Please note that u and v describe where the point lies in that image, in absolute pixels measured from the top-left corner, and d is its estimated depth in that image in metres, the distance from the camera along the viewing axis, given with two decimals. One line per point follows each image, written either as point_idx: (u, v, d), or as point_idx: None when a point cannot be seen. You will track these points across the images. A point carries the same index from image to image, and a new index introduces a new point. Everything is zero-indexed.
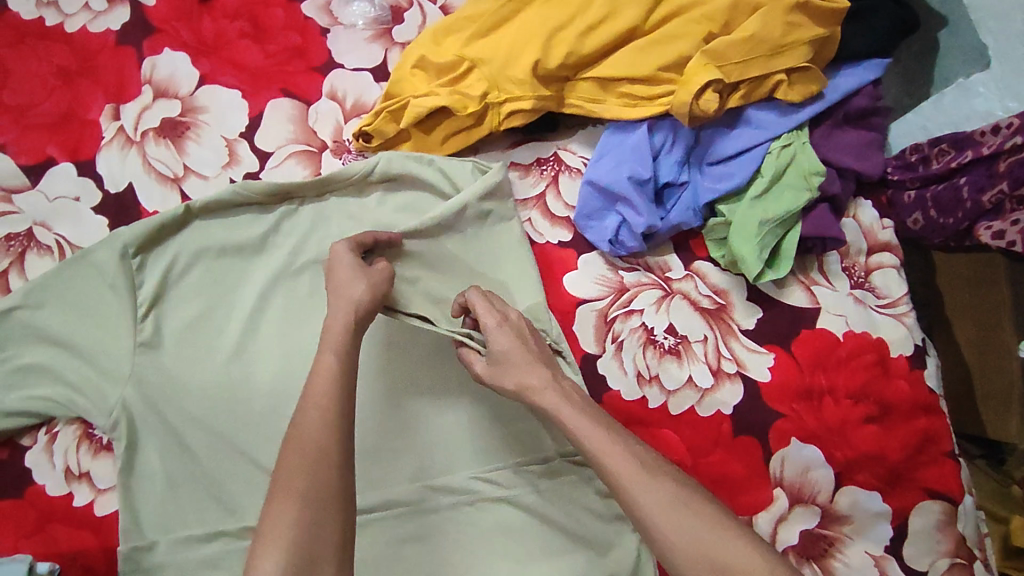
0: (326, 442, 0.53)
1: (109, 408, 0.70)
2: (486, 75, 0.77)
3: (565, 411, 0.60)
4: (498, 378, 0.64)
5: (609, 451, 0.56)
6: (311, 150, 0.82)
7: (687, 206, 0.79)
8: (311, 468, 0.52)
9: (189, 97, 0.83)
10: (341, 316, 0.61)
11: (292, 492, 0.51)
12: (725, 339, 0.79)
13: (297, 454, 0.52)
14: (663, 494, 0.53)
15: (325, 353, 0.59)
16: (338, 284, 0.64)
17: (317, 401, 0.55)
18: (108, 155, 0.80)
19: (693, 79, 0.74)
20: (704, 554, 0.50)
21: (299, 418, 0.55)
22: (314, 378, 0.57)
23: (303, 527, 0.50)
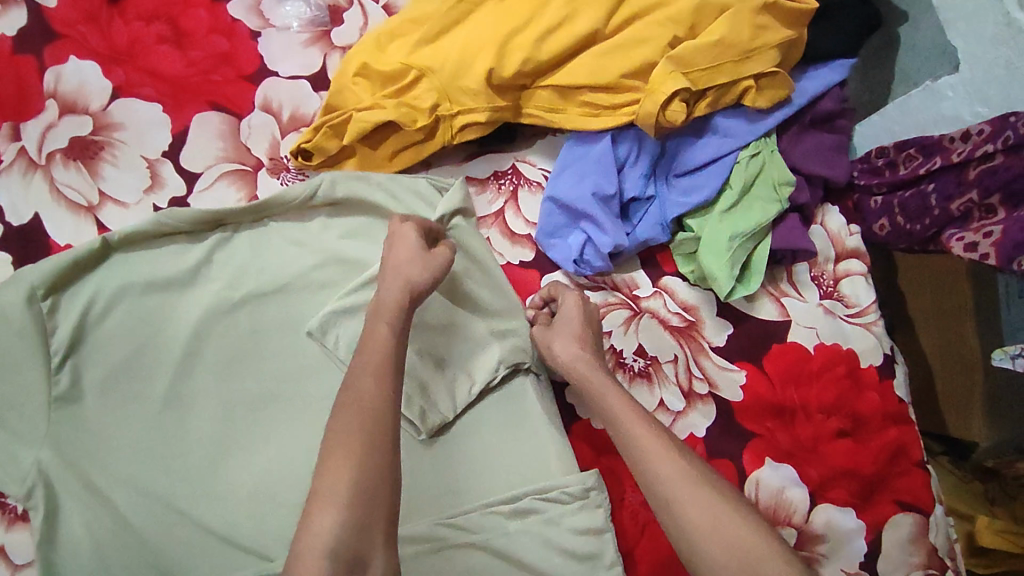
0: (382, 404, 0.51)
1: (24, 473, 0.62)
2: (436, 85, 0.70)
3: (609, 392, 0.63)
4: (553, 338, 0.69)
5: (643, 432, 0.59)
6: (245, 169, 0.74)
7: (655, 222, 0.74)
8: (368, 428, 0.50)
9: (102, 113, 0.74)
10: (394, 292, 0.59)
11: (349, 450, 0.49)
12: (696, 358, 0.76)
13: (357, 409, 0.51)
14: (686, 473, 0.56)
15: (378, 323, 0.57)
16: (394, 261, 0.62)
17: (371, 366, 0.54)
18: (8, 181, 0.71)
19: (659, 88, 0.69)
20: (720, 533, 0.52)
21: (353, 382, 0.53)
22: (366, 344, 0.56)
23: (360, 490, 0.48)
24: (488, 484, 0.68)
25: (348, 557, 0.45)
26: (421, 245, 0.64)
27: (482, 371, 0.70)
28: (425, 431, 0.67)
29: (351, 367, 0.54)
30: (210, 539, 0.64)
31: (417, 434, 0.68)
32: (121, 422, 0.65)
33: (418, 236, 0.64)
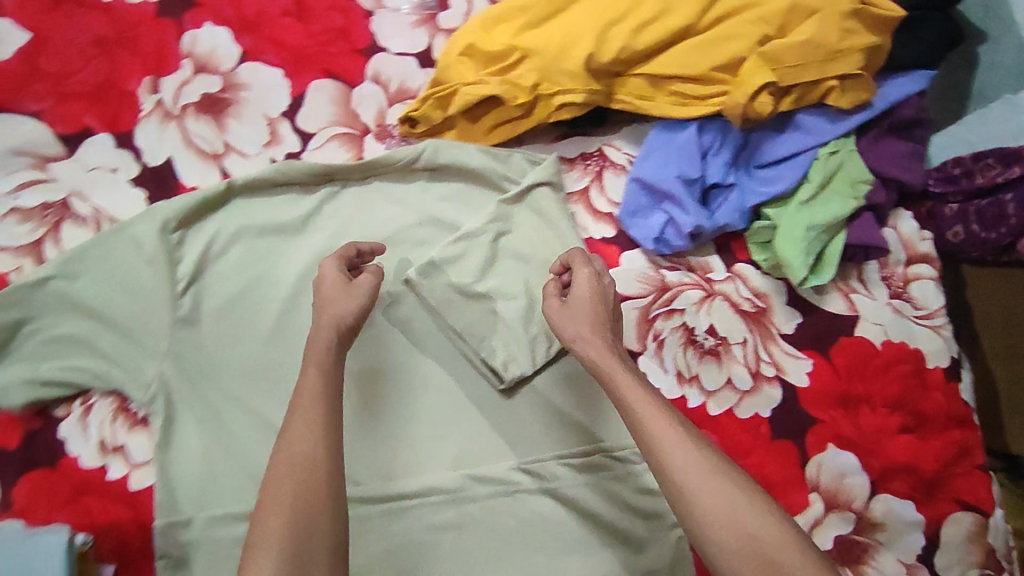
0: (314, 457, 0.54)
1: (147, 382, 0.71)
2: (538, 66, 0.75)
3: (617, 370, 0.63)
4: (564, 316, 0.69)
5: (650, 412, 0.58)
6: (353, 133, 0.81)
7: (735, 208, 0.77)
8: (300, 480, 0.53)
9: (231, 74, 0.81)
10: (324, 353, 0.62)
11: (280, 505, 0.52)
12: (764, 342, 0.79)
13: (288, 463, 0.54)
14: (693, 455, 0.55)
15: (309, 373, 0.60)
16: (325, 300, 0.66)
17: (305, 415, 0.57)
18: (146, 128, 0.78)
19: (748, 81, 0.72)
20: (728, 514, 0.52)
21: (287, 438, 0.56)
22: (298, 401, 0.58)
23: (294, 534, 0.50)
24: (557, 437, 0.74)
25: None
26: (345, 278, 0.68)
27: None
28: (505, 381, 0.73)
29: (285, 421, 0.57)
30: None
31: (497, 384, 0.74)
32: (234, 349, 0.73)
33: (339, 271, 0.68)
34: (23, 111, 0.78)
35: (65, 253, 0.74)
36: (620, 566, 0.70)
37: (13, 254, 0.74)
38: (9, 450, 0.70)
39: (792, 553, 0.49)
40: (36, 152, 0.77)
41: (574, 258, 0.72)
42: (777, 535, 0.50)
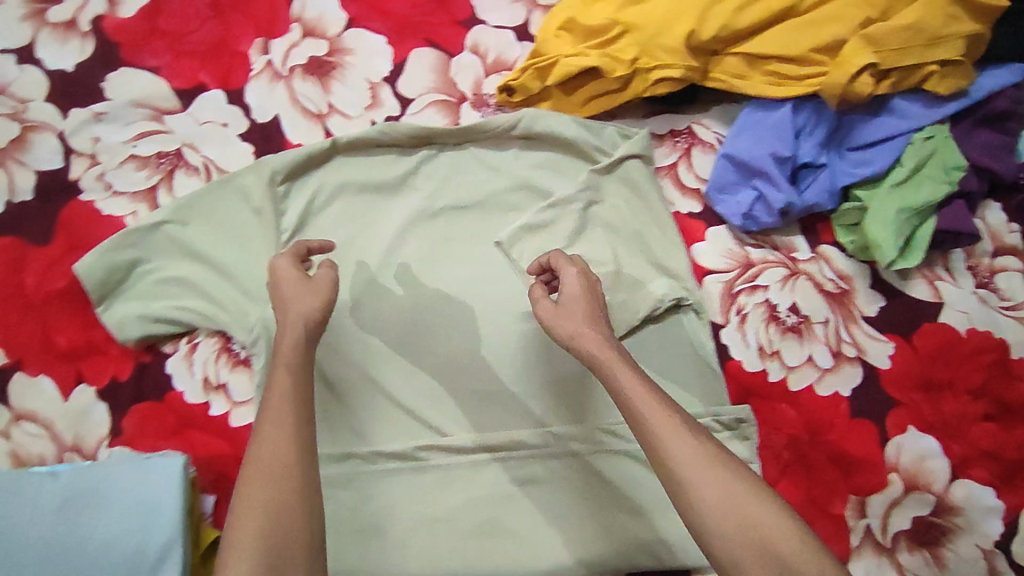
0: (287, 458, 0.52)
1: (251, 325, 0.74)
2: (638, 40, 0.77)
3: (619, 368, 0.57)
4: (558, 317, 0.62)
5: (657, 414, 0.54)
6: (450, 100, 0.83)
7: (824, 188, 0.78)
8: (275, 482, 0.51)
9: (337, 39, 0.84)
10: (295, 350, 0.58)
11: (257, 506, 0.50)
12: (846, 324, 0.80)
13: (261, 465, 0.51)
14: (703, 458, 0.52)
15: (277, 370, 0.57)
16: (285, 300, 0.61)
17: (275, 415, 0.54)
18: (256, 86, 0.82)
19: (849, 61, 0.73)
20: (739, 518, 0.50)
21: (259, 438, 0.53)
22: (271, 393, 0.55)
23: (268, 538, 0.49)
24: None
25: None
26: (303, 275, 0.63)
27: (647, 302, 0.77)
28: None
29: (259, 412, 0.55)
30: (398, 409, 0.75)
31: None
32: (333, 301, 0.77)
33: (295, 269, 0.63)
34: (142, 65, 0.82)
35: (177, 200, 0.77)
36: None
37: (130, 199, 0.79)
38: (122, 380, 0.75)
39: (801, 550, 0.49)
40: (153, 103, 0.81)
41: (557, 259, 0.67)
42: (780, 527, 0.49)
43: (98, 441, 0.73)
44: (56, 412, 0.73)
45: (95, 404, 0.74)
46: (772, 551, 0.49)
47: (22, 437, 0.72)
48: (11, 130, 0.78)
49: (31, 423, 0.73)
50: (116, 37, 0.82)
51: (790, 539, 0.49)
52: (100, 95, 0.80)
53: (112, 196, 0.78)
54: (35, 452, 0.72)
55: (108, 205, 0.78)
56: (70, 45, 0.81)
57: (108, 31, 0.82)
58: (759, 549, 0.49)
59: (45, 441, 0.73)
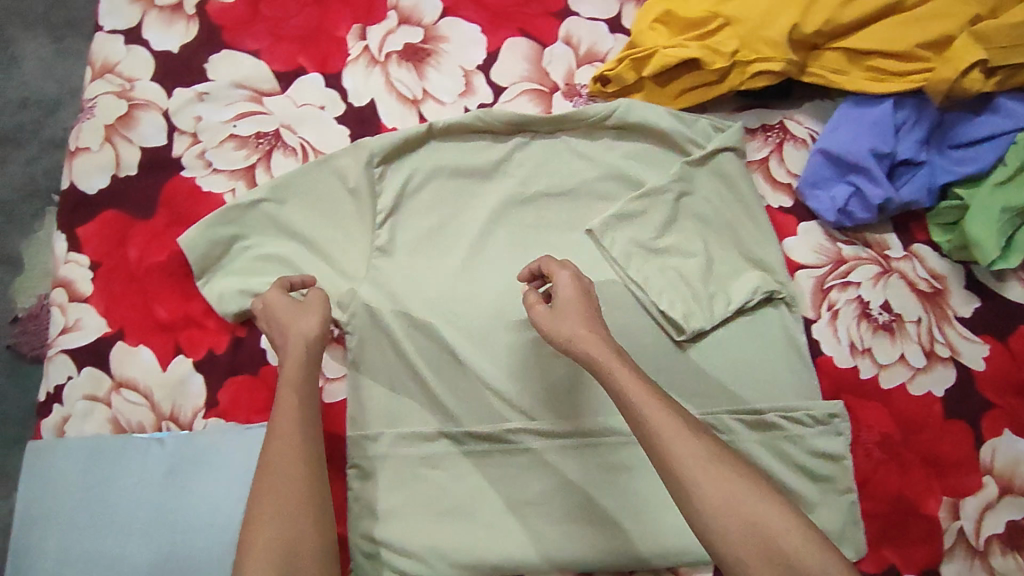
0: (297, 475, 0.58)
1: (346, 302, 0.76)
2: (740, 33, 0.77)
3: (616, 367, 0.58)
4: (555, 320, 0.62)
5: (655, 409, 0.55)
6: (543, 89, 0.84)
7: (923, 185, 0.78)
8: (282, 498, 0.56)
9: (432, 27, 0.85)
10: (300, 370, 0.64)
11: (265, 521, 0.55)
12: (939, 324, 0.79)
13: (271, 481, 0.57)
14: (701, 452, 0.53)
15: (285, 392, 0.63)
16: (285, 322, 0.67)
17: (282, 436, 0.60)
18: (353, 71, 0.83)
19: (958, 57, 0.73)
20: (739, 510, 0.50)
21: (269, 455, 0.59)
22: (278, 414, 0.61)
23: (279, 547, 0.54)
24: (731, 395, 0.75)
25: None
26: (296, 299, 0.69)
27: (740, 293, 0.77)
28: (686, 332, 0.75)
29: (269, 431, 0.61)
30: (488, 393, 0.75)
31: (678, 335, 0.76)
32: (423, 281, 0.77)
33: (284, 295, 0.69)
34: (243, 48, 0.83)
35: (274, 178, 0.78)
36: None
37: (229, 176, 0.80)
38: (218, 353, 0.75)
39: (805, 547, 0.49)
40: (253, 85, 0.82)
41: (548, 264, 0.67)
42: (781, 524, 0.50)
43: (194, 411, 0.73)
44: (155, 381, 0.74)
45: (192, 375, 0.74)
46: (771, 544, 0.49)
47: (121, 405, 0.73)
48: (119, 107, 0.81)
49: (131, 392, 0.73)
50: (219, 20, 0.84)
51: (788, 531, 0.50)
52: (202, 76, 0.82)
53: (211, 173, 0.80)
54: (134, 421, 0.73)
55: (207, 182, 0.80)
56: (176, 27, 0.83)
57: (212, 15, 0.84)
58: (758, 542, 0.49)
59: (144, 410, 0.73)
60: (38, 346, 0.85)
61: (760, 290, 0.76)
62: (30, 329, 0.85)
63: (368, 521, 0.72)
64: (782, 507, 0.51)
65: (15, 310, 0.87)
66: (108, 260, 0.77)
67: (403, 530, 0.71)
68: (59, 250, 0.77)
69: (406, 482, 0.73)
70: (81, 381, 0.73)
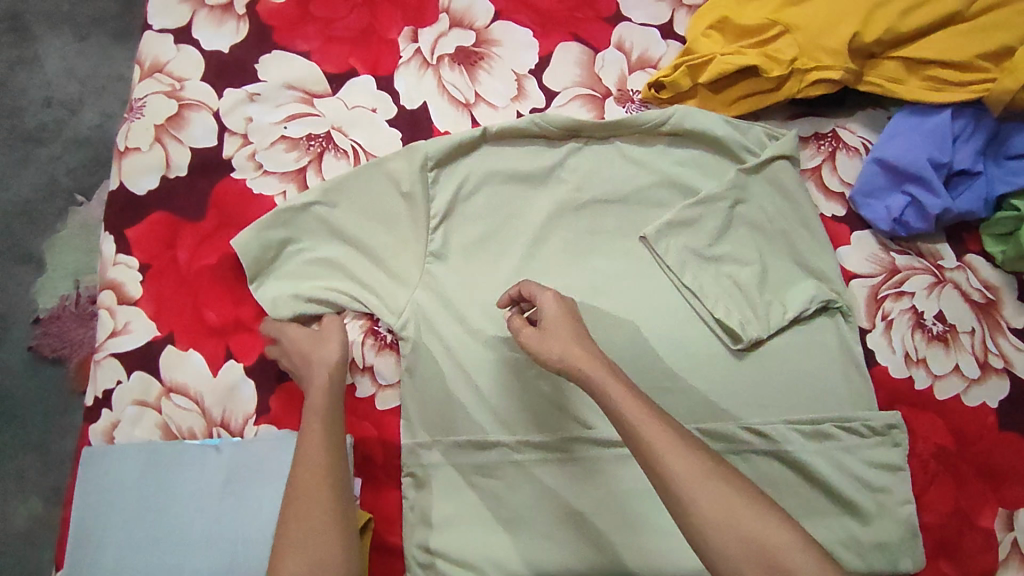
0: (323, 503, 0.59)
1: (400, 308, 0.75)
2: (799, 41, 0.77)
3: (609, 383, 0.56)
4: (543, 339, 0.61)
5: (648, 425, 0.53)
6: (595, 95, 0.84)
7: (980, 196, 0.78)
8: (309, 526, 0.57)
9: (484, 30, 0.85)
10: (324, 394, 0.67)
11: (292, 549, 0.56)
12: (993, 334, 0.79)
13: (298, 510, 0.58)
14: (697, 467, 0.51)
15: (311, 421, 0.64)
16: (305, 351, 0.70)
17: (308, 464, 0.61)
18: (405, 73, 0.83)
19: (1020, 68, 0.73)
20: (736, 525, 0.49)
21: (296, 483, 0.60)
22: (305, 443, 0.63)
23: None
24: (788, 403, 0.74)
25: None
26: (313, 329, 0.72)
27: (796, 302, 0.76)
28: (744, 341, 0.74)
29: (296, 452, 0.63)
30: (542, 400, 0.73)
31: (734, 344, 0.75)
32: (474, 289, 0.76)
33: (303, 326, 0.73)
34: (294, 49, 0.83)
35: (326, 182, 0.76)
36: (846, 534, 0.71)
37: (279, 179, 0.79)
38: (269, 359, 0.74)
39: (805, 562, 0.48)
40: (304, 87, 0.82)
41: (529, 287, 0.66)
42: (779, 538, 0.49)
43: (244, 418, 0.72)
44: (205, 387, 0.73)
45: (243, 381, 0.73)
46: (769, 556, 0.48)
47: (172, 410, 0.72)
48: (169, 108, 0.80)
49: (181, 397, 0.72)
50: (270, 21, 0.84)
51: (786, 543, 0.48)
52: (253, 77, 0.81)
53: (262, 175, 0.79)
54: (184, 426, 0.72)
55: (258, 184, 0.78)
56: (226, 27, 0.83)
57: (262, 16, 0.84)
58: (756, 557, 0.48)
59: (194, 416, 0.72)
60: (60, 348, 0.85)
61: (817, 300, 0.76)
62: (51, 330, 0.86)
63: (423, 529, 0.71)
64: (778, 519, 0.50)
65: (38, 311, 0.87)
66: (158, 263, 0.76)
67: (457, 540, 0.70)
68: (108, 252, 0.76)
69: (459, 491, 0.72)
70: (131, 386, 0.72)
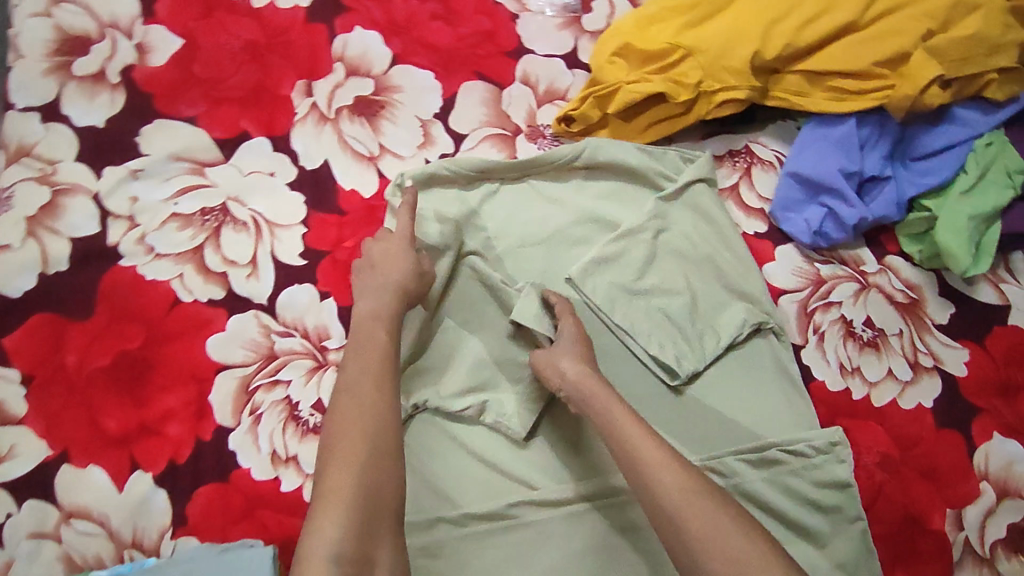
0: (382, 412, 0.58)
1: (323, 386, 0.71)
2: (702, 63, 0.76)
3: (613, 404, 0.60)
4: (546, 359, 0.66)
5: (647, 443, 0.56)
6: (506, 133, 0.81)
7: (892, 200, 0.78)
8: (368, 432, 0.56)
9: (382, 77, 0.81)
10: (383, 301, 0.66)
11: (350, 457, 0.55)
12: (920, 334, 0.80)
13: (353, 417, 0.57)
14: (687, 483, 0.53)
15: (376, 328, 0.64)
16: (381, 261, 0.68)
17: (367, 369, 0.60)
18: (302, 131, 0.78)
19: (917, 73, 0.75)
20: (722, 543, 0.49)
21: (351, 389, 0.59)
22: (362, 348, 0.62)
23: (364, 486, 0.54)
24: (734, 433, 0.72)
25: (354, 551, 0.51)
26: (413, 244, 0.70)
27: (729, 329, 0.75)
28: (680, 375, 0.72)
29: (342, 385, 0.60)
30: (483, 463, 0.70)
31: (671, 380, 0.73)
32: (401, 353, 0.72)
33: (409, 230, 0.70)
34: (178, 116, 0.77)
35: (278, 262, 0.74)
36: (806, 560, 0.68)
37: (175, 261, 0.73)
38: (181, 463, 0.67)
39: None
40: (192, 156, 0.76)
41: (541, 360, 0.66)
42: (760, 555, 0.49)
43: (160, 533, 0.65)
44: (111, 506, 0.65)
45: (154, 491, 0.66)
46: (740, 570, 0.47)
47: (73, 537, 0.64)
48: (40, 195, 0.73)
49: (84, 520, 0.65)
50: (148, 87, 0.77)
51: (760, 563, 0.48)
52: (134, 152, 0.75)
53: (154, 259, 0.73)
54: (91, 554, 0.64)
55: (151, 269, 0.72)
56: (99, 98, 0.76)
57: (138, 83, 0.77)
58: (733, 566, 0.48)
59: (102, 540, 0.64)
60: None
61: (749, 324, 0.75)
62: None
63: None
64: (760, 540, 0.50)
65: None
66: (44, 372, 0.68)
67: None
68: None
69: None
70: (23, 518, 0.64)
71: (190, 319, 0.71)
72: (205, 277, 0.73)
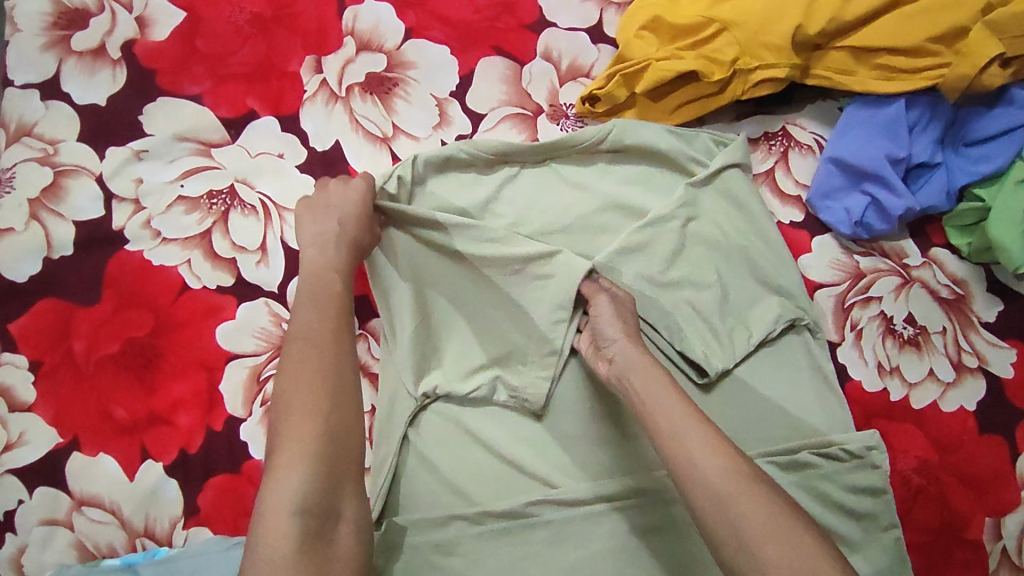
0: (342, 365, 0.57)
1: None
2: (739, 38, 0.71)
3: (640, 378, 0.57)
4: (609, 321, 0.62)
5: (694, 421, 0.53)
6: (526, 113, 0.76)
7: (940, 189, 0.74)
8: (330, 383, 0.55)
9: (396, 52, 0.76)
10: (334, 252, 0.64)
11: (313, 409, 0.54)
12: (965, 332, 0.75)
13: (313, 367, 0.56)
14: (736, 464, 0.50)
15: (332, 277, 0.63)
16: (332, 210, 0.66)
17: (323, 320, 0.59)
18: (311, 110, 0.74)
19: (975, 51, 0.69)
20: (779, 530, 0.47)
21: (309, 339, 0.58)
22: (317, 299, 0.61)
23: (326, 439, 0.53)
24: (765, 434, 0.68)
25: (317, 505, 0.50)
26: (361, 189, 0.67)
27: (761, 325, 0.70)
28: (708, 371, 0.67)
29: (296, 336, 0.58)
30: (500, 461, 0.66)
31: (698, 377, 0.68)
32: (416, 342, 0.68)
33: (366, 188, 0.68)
34: (182, 94, 0.73)
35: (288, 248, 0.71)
36: None
37: (182, 246, 0.70)
38: (189, 455, 0.65)
39: None
40: (198, 136, 0.72)
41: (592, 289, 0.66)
42: (811, 543, 0.47)
43: (171, 523, 0.64)
44: (121, 495, 0.64)
45: (162, 482, 0.64)
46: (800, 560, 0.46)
47: (83, 528, 0.63)
48: (44, 176, 0.70)
49: (94, 510, 0.63)
50: (150, 63, 0.74)
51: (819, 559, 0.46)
52: (139, 131, 0.72)
53: (161, 244, 0.70)
54: (103, 543, 0.63)
55: (157, 254, 0.70)
56: (100, 75, 0.73)
57: (141, 58, 0.74)
58: (794, 562, 0.46)
59: (112, 530, 0.63)
60: None
61: (781, 320, 0.70)
62: None
63: None
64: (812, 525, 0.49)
65: None
66: (50, 359, 0.66)
67: None
68: None
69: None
70: (35, 504, 0.63)
71: (198, 307, 0.69)
72: (212, 263, 0.70)
